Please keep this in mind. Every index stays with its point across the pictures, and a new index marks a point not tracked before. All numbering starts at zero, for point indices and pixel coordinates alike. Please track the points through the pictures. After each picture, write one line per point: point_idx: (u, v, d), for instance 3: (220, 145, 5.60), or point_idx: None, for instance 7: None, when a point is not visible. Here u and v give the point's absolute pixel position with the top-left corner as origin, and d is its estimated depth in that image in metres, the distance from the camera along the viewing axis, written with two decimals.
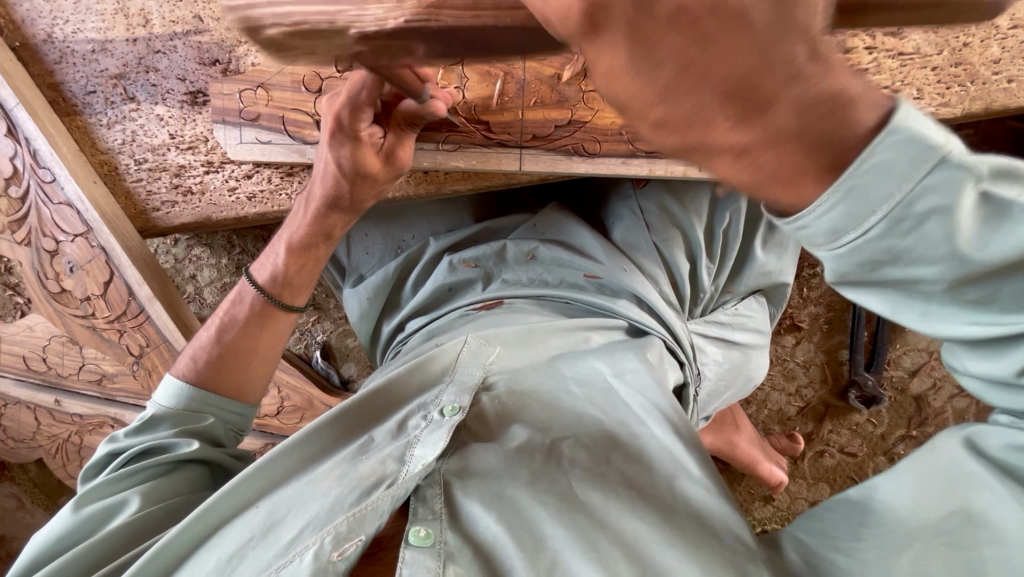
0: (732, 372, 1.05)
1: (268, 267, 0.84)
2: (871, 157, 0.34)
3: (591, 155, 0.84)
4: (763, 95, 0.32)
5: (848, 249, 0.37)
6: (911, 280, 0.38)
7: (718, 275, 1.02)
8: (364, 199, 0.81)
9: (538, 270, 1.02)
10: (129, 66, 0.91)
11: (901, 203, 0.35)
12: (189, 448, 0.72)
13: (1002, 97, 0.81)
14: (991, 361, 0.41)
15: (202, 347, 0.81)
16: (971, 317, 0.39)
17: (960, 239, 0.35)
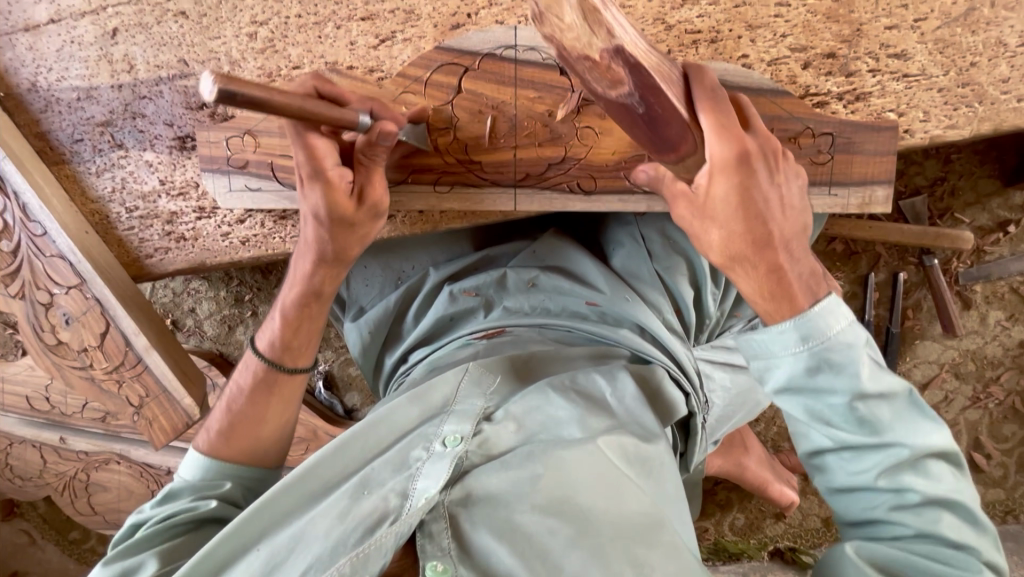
0: (738, 395, 1.04)
1: (267, 333, 0.79)
2: (820, 306, 0.56)
3: (587, 191, 0.82)
4: (772, 252, 0.58)
5: (799, 354, 0.56)
6: (826, 393, 0.55)
7: (723, 300, 1.01)
8: (347, 247, 0.76)
9: (540, 297, 1.00)
10: (115, 113, 0.89)
11: (829, 339, 0.55)
12: (210, 507, 0.68)
13: (1011, 117, 0.78)
14: (859, 472, 0.55)
15: (216, 417, 0.77)
16: (850, 432, 0.55)
17: (860, 373, 0.54)
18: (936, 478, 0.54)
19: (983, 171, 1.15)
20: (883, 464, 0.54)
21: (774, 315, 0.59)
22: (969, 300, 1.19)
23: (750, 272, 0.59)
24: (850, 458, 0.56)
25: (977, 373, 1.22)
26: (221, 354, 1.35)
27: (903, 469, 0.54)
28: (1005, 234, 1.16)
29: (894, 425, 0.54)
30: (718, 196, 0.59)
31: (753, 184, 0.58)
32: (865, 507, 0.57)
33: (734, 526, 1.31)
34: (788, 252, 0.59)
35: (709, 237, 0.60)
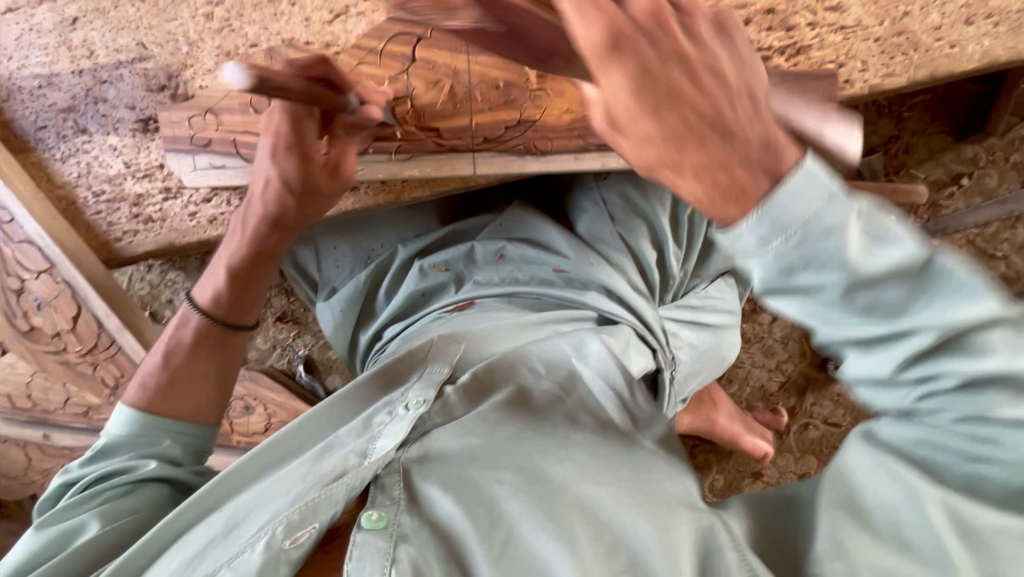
0: (706, 352, 1.05)
1: (209, 288, 0.85)
2: (789, 178, 0.40)
3: (543, 152, 0.85)
4: (709, 142, 0.42)
5: (768, 254, 0.41)
6: (810, 290, 0.41)
7: (686, 260, 1.03)
8: (310, 215, 0.85)
9: (508, 269, 1.02)
10: (77, 99, 0.91)
11: (813, 220, 0.39)
12: (148, 468, 0.72)
13: (946, 63, 0.81)
14: (876, 367, 0.42)
15: (150, 372, 0.81)
16: (865, 328, 0.41)
17: (853, 252, 0.39)
18: (989, 354, 0.39)
19: (935, 127, 1.18)
20: (902, 356, 0.41)
21: (714, 206, 0.43)
22: None
23: (692, 175, 0.43)
24: (861, 361, 0.43)
25: None
26: None
27: (936, 353, 0.40)
28: (959, 188, 1.20)
29: (917, 301, 0.40)
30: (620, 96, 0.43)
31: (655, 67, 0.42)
32: (896, 401, 0.44)
33: (713, 487, 1.33)
34: (723, 133, 0.42)
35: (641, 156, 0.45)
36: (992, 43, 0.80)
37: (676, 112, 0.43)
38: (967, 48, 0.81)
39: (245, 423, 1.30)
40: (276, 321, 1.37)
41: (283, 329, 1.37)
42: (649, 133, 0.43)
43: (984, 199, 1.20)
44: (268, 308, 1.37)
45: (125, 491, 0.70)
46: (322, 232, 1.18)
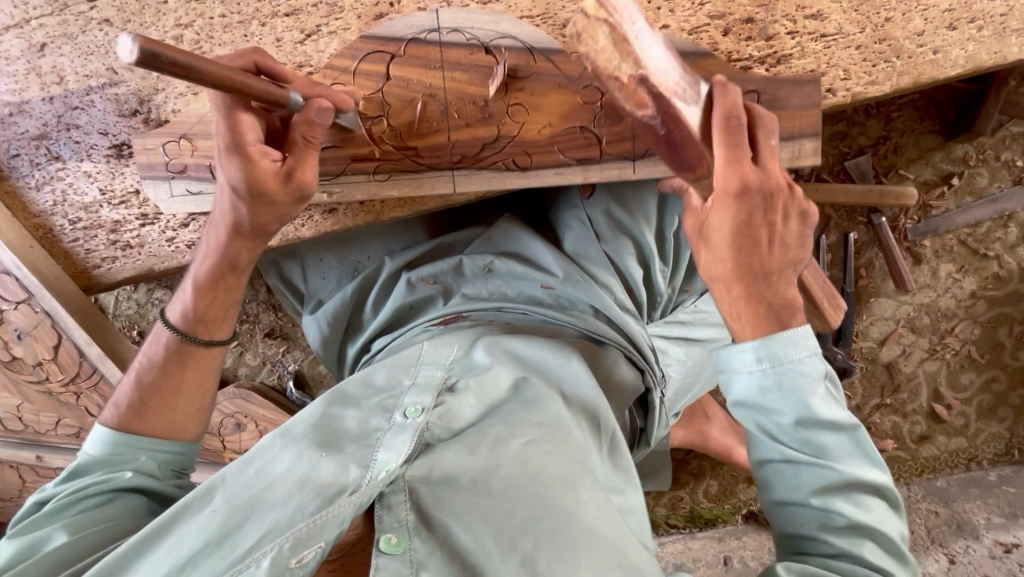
0: (694, 366, 1.06)
1: (179, 304, 0.76)
2: (789, 334, 0.58)
3: (526, 168, 0.84)
4: (757, 283, 0.61)
5: (756, 371, 0.58)
6: (773, 411, 0.57)
7: (673, 276, 1.02)
8: (265, 223, 0.73)
9: (497, 282, 0.99)
10: (49, 126, 0.89)
11: (790, 363, 0.57)
12: (126, 476, 0.67)
13: (929, 69, 0.79)
14: (796, 483, 0.56)
15: (126, 392, 0.74)
16: (799, 451, 0.56)
17: (810, 399, 0.56)
18: (867, 508, 0.54)
19: (924, 127, 1.17)
20: (818, 478, 0.55)
21: (739, 326, 0.61)
22: (919, 255, 1.21)
23: (730, 290, 0.61)
24: (790, 476, 0.56)
25: (933, 326, 1.24)
26: None
27: (837, 491, 0.54)
28: (949, 187, 1.18)
29: (840, 450, 0.55)
30: (712, 219, 0.62)
31: (752, 216, 0.60)
32: (799, 522, 0.56)
33: (708, 493, 1.33)
34: (771, 284, 0.61)
35: (711, 268, 0.63)
36: (976, 47, 0.78)
37: (749, 251, 0.61)
38: (951, 53, 0.79)
39: (236, 440, 1.27)
40: (265, 337, 1.36)
41: (272, 345, 1.37)
42: (728, 256, 0.61)
43: (974, 198, 1.18)
44: (256, 324, 1.36)
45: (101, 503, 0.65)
46: (309, 247, 1.18)
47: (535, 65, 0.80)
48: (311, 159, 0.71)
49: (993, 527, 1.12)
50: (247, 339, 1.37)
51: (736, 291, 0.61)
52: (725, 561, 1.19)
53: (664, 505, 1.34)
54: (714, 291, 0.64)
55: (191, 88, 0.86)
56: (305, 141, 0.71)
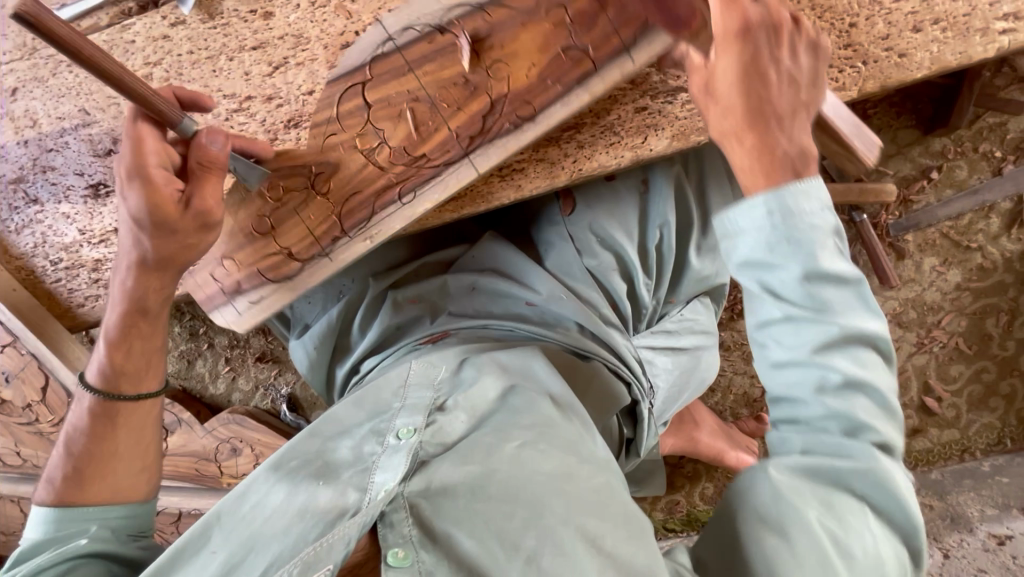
0: (682, 376, 1.06)
1: (95, 364, 0.76)
2: (801, 184, 0.55)
3: (533, 119, 0.76)
4: (766, 127, 0.59)
5: (758, 223, 0.55)
6: (775, 266, 0.55)
7: (657, 289, 1.01)
8: (169, 255, 0.74)
9: (482, 300, 0.99)
10: (25, 169, 0.90)
11: (796, 213, 0.54)
12: (79, 543, 0.66)
13: (895, 73, 0.79)
14: (795, 346, 0.55)
15: (58, 467, 0.73)
16: (803, 309, 0.54)
17: (814, 252, 0.53)
18: (866, 366, 0.54)
19: (901, 122, 1.17)
20: (818, 339, 0.53)
21: (753, 186, 0.58)
22: (902, 250, 1.22)
23: (743, 144, 0.59)
24: (790, 337, 0.55)
25: (920, 320, 1.24)
26: (185, 388, 1.40)
27: (836, 351, 0.54)
28: (929, 181, 1.18)
29: (841, 304, 0.54)
30: (719, 64, 0.62)
31: (756, 56, 0.60)
32: (795, 387, 0.56)
33: (704, 496, 1.33)
34: (779, 126, 0.59)
35: (710, 114, 0.63)
36: (940, 48, 0.78)
37: (749, 84, 0.60)
38: (916, 56, 0.79)
39: (234, 465, 1.26)
40: (257, 361, 1.37)
41: (264, 368, 1.37)
42: (729, 83, 0.61)
43: (955, 190, 1.18)
44: (248, 348, 1.37)
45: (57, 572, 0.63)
46: None
47: (491, 19, 0.74)
48: (212, 188, 0.72)
49: (987, 520, 1.16)
50: (239, 363, 1.38)
51: (732, 123, 0.60)
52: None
53: (661, 510, 1.34)
54: (726, 148, 0.62)
55: None
56: (201, 166, 0.71)
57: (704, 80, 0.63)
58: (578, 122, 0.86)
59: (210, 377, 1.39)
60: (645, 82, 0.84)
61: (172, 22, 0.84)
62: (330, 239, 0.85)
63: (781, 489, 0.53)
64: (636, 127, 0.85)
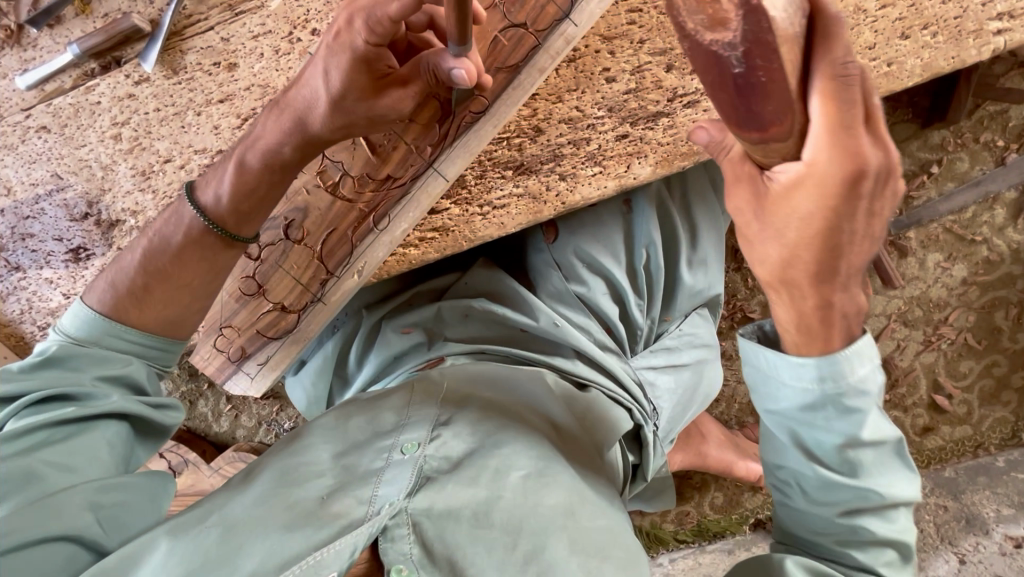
0: (686, 393, 1.01)
1: (212, 189, 0.72)
2: (853, 348, 0.49)
3: (484, 111, 0.76)
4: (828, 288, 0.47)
5: (806, 388, 0.50)
6: (818, 430, 0.51)
7: (650, 308, 0.97)
8: (330, 135, 0.70)
9: (478, 327, 0.92)
10: (4, 237, 0.89)
11: (847, 385, 0.49)
12: (109, 400, 0.63)
13: (885, 82, 0.76)
14: (823, 501, 0.54)
15: (123, 276, 0.71)
16: (838, 472, 0.52)
17: (862, 423, 0.50)
18: (896, 522, 0.54)
19: (897, 116, 1.13)
20: (846, 501, 0.52)
21: (801, 347, 0.50)
22: (904, 248, 1.18)
23: (792, 302, 0.48)
24: (820, 493, 0.53)
25: (926, 317, 1.21)
26: (190, 428, 1.40)
27: (866, 511, 0.53)
28: (929, 176, 1.14)
29: (876, 467, 0.52)
30: (794, 209, 0.44)
31: (843, 215, 0.44)
32: (815, 529, 0.56)
33: (714, 505, 1.32)
34: (847, 286, 0.47)
35: (764, 248, 0.47)
36: (932, 54, 0.75)
37: (831, 236, 0.45)
38: (907, 63, 0.75)
39: None
40: (258, 398, 1.37)
41: (265, 405, 1.37)
42: (807, 230, 0.45)
43: (956, 183, 1.14)
44: None
45: (71, 432, 0.61)
46: None
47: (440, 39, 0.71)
48: (396, 100, 0.68)
49: (1003, 520, 1.12)
50: (241, 401, 1.38)
51: (795, 270, 0.47)
52: (731, 548, 1.26)
53: (672, 521, 1.33)
54: (770, 296, 0.50)
55: (138, 184, 0.85)
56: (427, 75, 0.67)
57: (771, 222, 0.46)
58: (559, 152, 0.83)
59: (214, 416, 1.39)
60: (624, 110, 0.81)
61: (136, 80, 0.82)
62: (320, 283, 0.83)
63: None
64: (618, 154, 0.82)
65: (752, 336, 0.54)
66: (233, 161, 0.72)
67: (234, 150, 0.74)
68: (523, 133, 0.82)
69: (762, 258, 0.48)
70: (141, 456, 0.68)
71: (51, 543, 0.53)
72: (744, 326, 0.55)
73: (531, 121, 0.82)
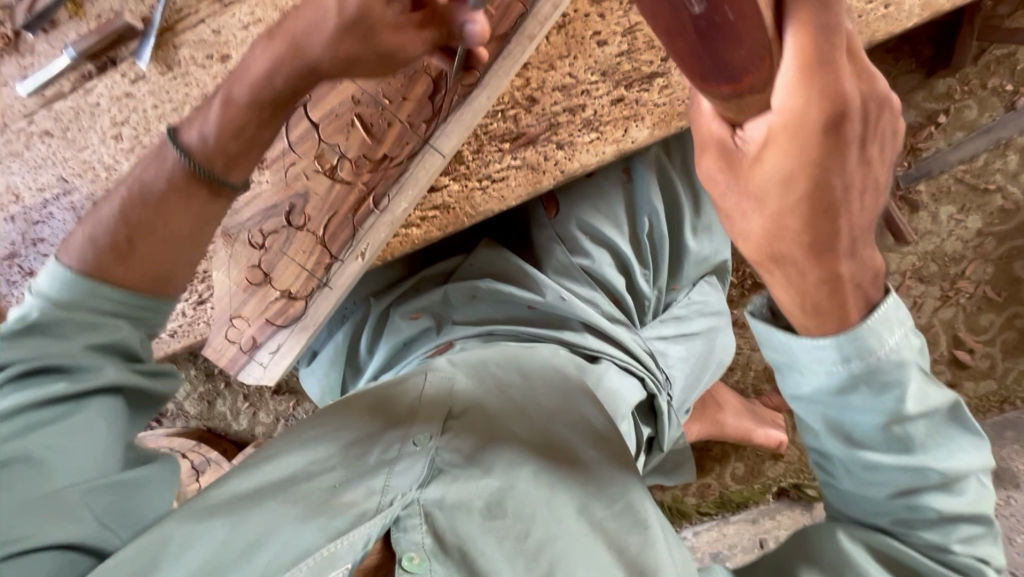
0: (699, 361, 1.00)
1: (196, 129, 0.69)
2: (875, 319, 0.46)
3: (476, 84, 0.75)
4: (831, 260, 0.44)
5: (835, 370, 0.47)
6: (857, 412, 0.49)
7: (657, 277, 0.96)
8: (326, 69, 0.67)
9: (484, 309, 0.91)
10: (16, 244, 0.91)
11: (875, 359, 0.46)
12: (101, 377, 0.59)
13: (883, 25, 0.74)
14: (871, 487, 0.52)
15: (103, 229, 0.66)
16: (882, 453, 0.50)
17: (904, 396, 0.47)
18: (965, 494, 0.51)
19: (900, 66, 1.10)
20: (902, 483, 0.50)
21: (814, 328, 0.47)
22: (916, 203, 1.15)
23: (793, 280, 0.45)
24: (867, 474, 0.51)
25: (942, 272, 1.18)
26: (210, 428, 1.42)
27: (928, 489, 0.50)
28: (937, 126, 1.12)
29: (926, 443, 0.49)
30: (768, 172, 0.41)
31: (835, 161, 0.40)
32: (869, 513, 0.54)
33: (735, 475, 1.31)
34: (851, 253, 0.44)
35: (747, 223, 0.45)
36: None
37: (822, 191, 0.41)
38: (904, 4, 0.74)
39: None
40: (274, 394, 1.39)
41: (282, 401, 1.39)
42: (796, 195, 0.41)
43: (966, 132, 1.11)
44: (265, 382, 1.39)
45: (65, 411, 0.58)
46: None
47: None
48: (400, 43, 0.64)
49: None
50: (258, 398, 1.39)
51: (782, 249, 0.44)
52: (761, 543, 1.16)
53: (693, 495, 1.32)
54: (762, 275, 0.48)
55: None
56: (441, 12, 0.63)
57: (749, 187, 0.43)
58: (555, 121, 0.82)
59: (232, 414, 1.41)
60: (618, 74, 0.81)
61: (133, 79, 0.83)
62: (325, 267, 0.84)
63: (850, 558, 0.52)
64: (615, 119, 0.82)
65: (762, 316, 0.52)
66: (220, 97, 0.69)
67: (222, 89, 0.72)
68: (518, 105, 0.82)
69: (747, 235, 0.45)
70: (139, 424, 0.66)
71: (38, 551, 0.51)
72: (752, 304, 0.53)
73: (525, 92, 0.82)
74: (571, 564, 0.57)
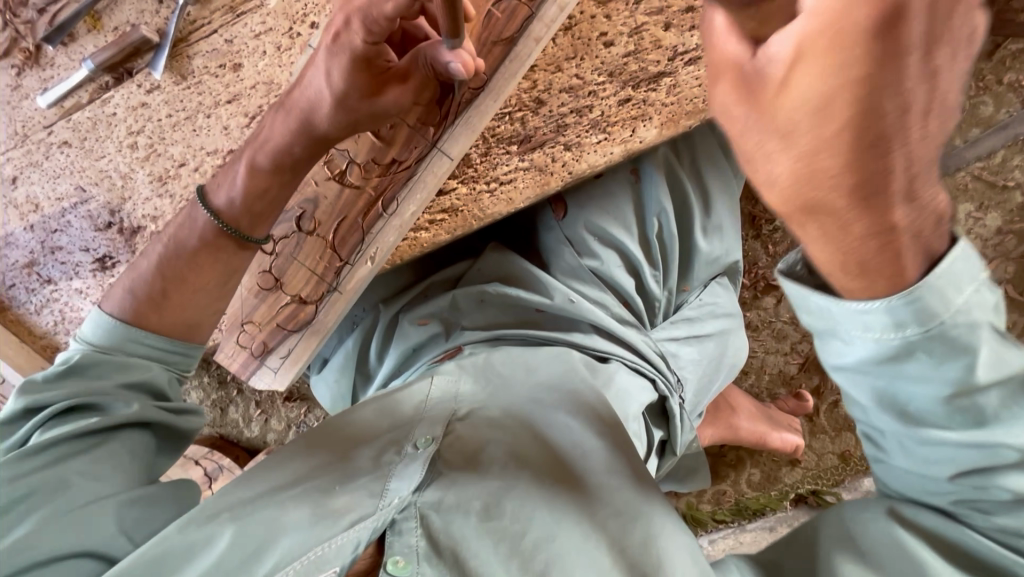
0: (711, 364, 0.98)
1: (224, 191, 0.74)
2: (938, 275, 0.39)
3: (483, 87, 0.76)
4: (887, 209, 0.35)
5: (883, 339, 0.41)
6: (912, 381, 0.43)
7: (667, 278, 0.95)
8: (335, 135, 0.73)
9: (493, 313, 0.91)
10: (35, 252, 0.94)
11: (936, 322, 0.40)
12: (130, 409, 0.64)
13: None
14: (932, 463, 0.47)
15: (142, 280, 0.73)
16: (946, 425, 0.45)
17: (969, 362, 0.41)
18: None
19: None
20: (971, 461, 0.45)
21: (858, 289, 0.40)
22: None
23: (831, 235, 0.36)
24: (924, 449, 0.47)
25: None
26: (223, 435, 1.43)
27: (1001, 469, 0.45)
28: None
29: (1001, 416, 0.44)
30: (800, 96, 0.32)
31: (889, 71, 0.31)
32: (927, 491, 0.50)
33: (752, 482, 1.28)
34: (910, 197, 0.35)
35: (775, 164, 0.35)
36: None
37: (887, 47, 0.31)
38: None
39: None
40: (286, 400, 1.40)
41: (293, 407, 1.39)
42: (833, 115, 0.32)
43: (982, 128, 1.09)
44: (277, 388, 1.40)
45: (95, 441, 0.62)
46: None
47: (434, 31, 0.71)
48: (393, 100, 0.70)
49: None
50: (270, 404, 1.40)
51: (831, 192, 0.34)
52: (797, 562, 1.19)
53: (708, 501, 1.29)
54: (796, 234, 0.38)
55: (156, 190, 0.88)
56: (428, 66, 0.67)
57: (777, 118, 0.34)
58: (563, 122, 0.82)
59: (244, 421, 1.41)
60: (625, 74, 0.81)
61: (148, 89, 0.85)
62: (335, 272, 0.84)
63: (904, 543, 0.49)
64: (622, 120, 0.82)
65: (795, 275, 0.45)
66: (244, 162, 0.73)
67: (242, 152, 0.76)
68: (525, 108, 0.82)
69: (770, 171, 0.35)
70: (162, 465, 0.69)
71: (71, 557, 0.54)
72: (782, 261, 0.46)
73: (532, 94, 0.82)
74: (568, 564, 0.56)
